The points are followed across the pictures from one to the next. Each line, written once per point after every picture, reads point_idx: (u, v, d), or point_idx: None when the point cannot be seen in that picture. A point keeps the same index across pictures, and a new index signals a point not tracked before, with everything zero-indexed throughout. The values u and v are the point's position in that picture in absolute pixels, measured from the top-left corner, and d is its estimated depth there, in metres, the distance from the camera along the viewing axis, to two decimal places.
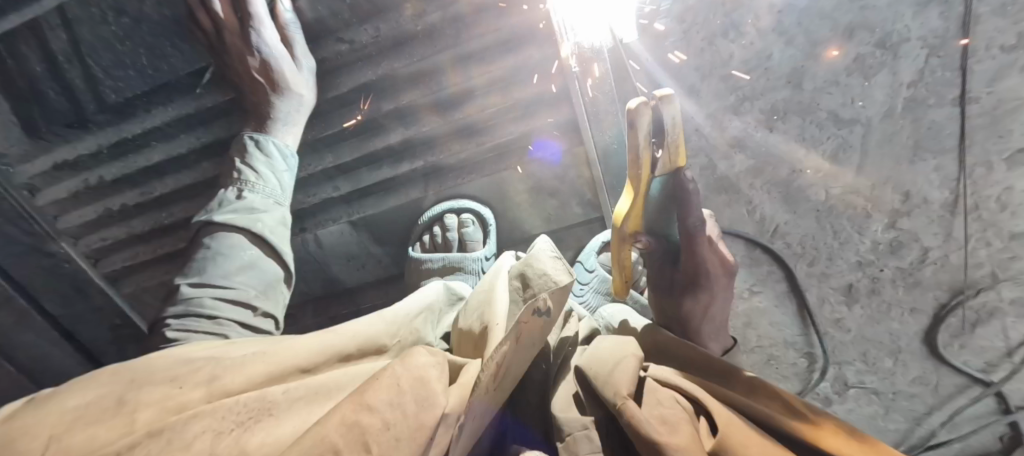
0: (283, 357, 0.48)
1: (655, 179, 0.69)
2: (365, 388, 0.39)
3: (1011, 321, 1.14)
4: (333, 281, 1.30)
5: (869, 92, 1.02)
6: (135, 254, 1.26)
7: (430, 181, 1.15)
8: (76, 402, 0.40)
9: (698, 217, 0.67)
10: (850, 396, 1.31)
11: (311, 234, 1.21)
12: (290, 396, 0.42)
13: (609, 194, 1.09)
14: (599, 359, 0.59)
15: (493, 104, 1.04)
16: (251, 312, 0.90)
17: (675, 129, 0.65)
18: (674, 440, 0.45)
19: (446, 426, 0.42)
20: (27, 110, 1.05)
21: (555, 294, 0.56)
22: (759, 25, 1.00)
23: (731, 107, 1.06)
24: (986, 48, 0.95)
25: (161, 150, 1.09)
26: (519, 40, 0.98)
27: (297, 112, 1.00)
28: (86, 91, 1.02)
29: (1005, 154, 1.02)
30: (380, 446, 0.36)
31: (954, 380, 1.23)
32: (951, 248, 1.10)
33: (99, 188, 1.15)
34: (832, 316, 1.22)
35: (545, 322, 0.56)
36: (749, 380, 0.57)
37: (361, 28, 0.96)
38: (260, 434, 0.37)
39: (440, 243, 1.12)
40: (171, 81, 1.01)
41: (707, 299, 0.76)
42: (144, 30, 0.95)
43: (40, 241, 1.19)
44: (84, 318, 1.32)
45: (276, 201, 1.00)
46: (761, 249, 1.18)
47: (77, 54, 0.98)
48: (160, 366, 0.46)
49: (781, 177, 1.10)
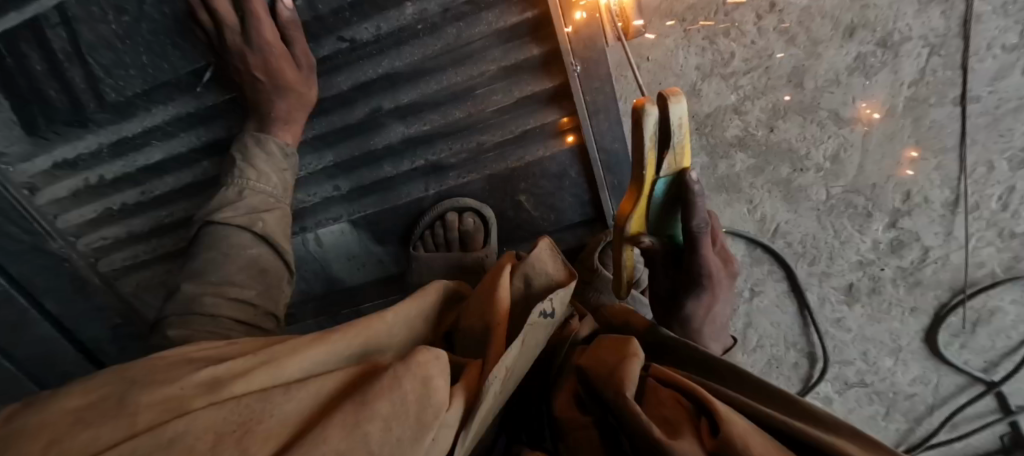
0: (285, 358, 0.48)
1: (660, 180, 0.68)
2: (367, 390, 0.40)
3: (1011, 320, 1.15)
4: (333, 281, 1.29)
5: (869, 91, 1.02)
6: (135, 253, 1.26)
7: (430, 180, 1.15)
8: (78, 405, 0.40)
9: (703, 218, 0.68)
10: (851, 396, 1.30)
11: (312, 234, 1.22)
12: (292, 395, 0.41)
13: (609, 193, 1.10)
14: (600, 358, 0.59)
15: (493, 103, 1.04)
16: (252, 310, 0.91)
17: (681, 129, 0.64)
18: (673, 441, 0.45)
19: (448, 426, 0.43)
20: (24, 109, 1.04)
21: (559, 297, 0.60)
22: (761, 24, 0.99)
23: (731, 106, 1.06)
24: (987, 47, 0.95)
25: (161, 149, 1.10)
26: (519, 39, 0.97)
27: (297, 111, 0.99)
28: (86, 90, 1.00)
29: (1005, 153, 1.02)
30: (383, 447, 0.38)
31: (954, 379, 1.23)
32: (951, 247, 1.11)
33: (99, 187, 1.16)
34: (832, 316, 1.22)
35: (548, 324, 0.58)
36: (749, 380, 0.57)
37: (361, 26, 0.95)
38: (264, 435, 0.37)
39: (440, 243, 1.14)
40: (171, 81, 0.99)
41: (708, 297, 0.77)
42: (144, 30, 0.93)
43: (40, 241, 1.19)
44: (83, 317, 1.31)
45: (277, 200, 0.99)
46: (761, 249, 1.18)
47: (77, 53, 0.96)
48: (161, 367, 0.46)
49: (781, 176, 1.10)
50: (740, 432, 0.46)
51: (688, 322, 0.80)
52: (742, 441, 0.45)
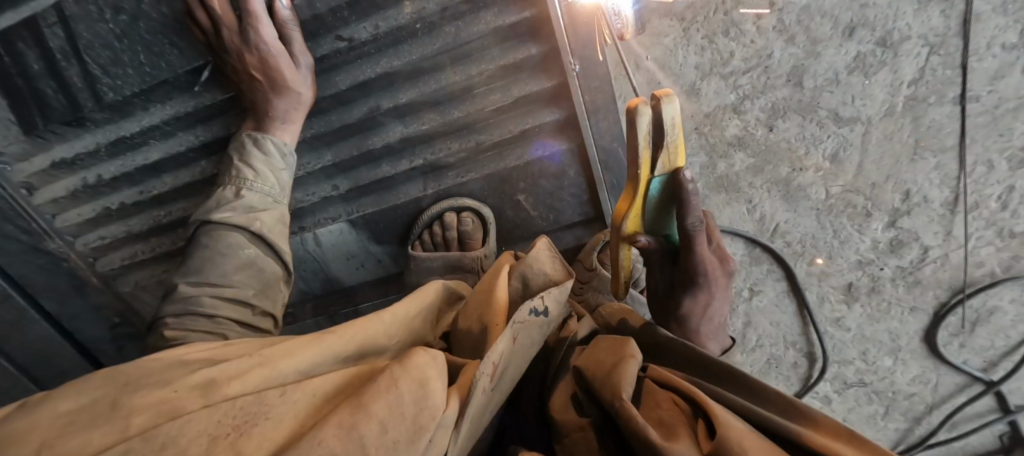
0: (280, 360, 0.48)
1: (655, 179, 0.68)
2: (363, 392, 0.40)
3: (1010, 319, 1.15)
4: (332, 281, 1.29)
5: (869, 91, 1.01)
6: (133, 252, 1.25)
7: (429, 179, 1.14)
8: (71, 408, 0.40)
9: (698, 217, 0.68)
10: (850, 396, 1.30)
11: (310, 233, 1.22)
12: (287, 398, 0.41)
13: (609, 193, 1.10)
14: (597, 360, 0.59)
15: (492, 103, 1.04)
16: (250, 310, 0.91)
17: (674, 128, 0.63)
18: (669, 444, 0.45)
19: (445, 428, 0.43)
20: (21, 108, 1.03)
21: (553, 296, 0.59)
22: (760, 23, 0.99)
23: (731, 105, 1.06)
24: (987, 46, 0.95)
25: (159, 149, 1.10)
26: (519, 38, 0.97)
27: (296, 110, 0.99)
28: (84, 89, 1.00)
29: (1005, 153, 1.02)
30: (378, 449, 0.37)
31: (954, 379, 1.23)
32: (951, 246, 1.10)
33: (97, 187, 1.15)
34: (832, 315, 1.22)
35: (542, 323, 0.57)
36: (747, 382, 0.57)
37: (360, 25, 0.95)
38: (257, 437, 0.37)
39: (440, 242, 1.14)
40: (169, 79, 0.98)
41: (705, 297, 0.76)
42: (142, 28, 0.92)
43: (38, 240, 1.19)
44: (82, 317, 1.31)
45: (275, 200, 0.99)
46: (761, 248, 1.18)
47: (75, 52, 0.95)
48: (154, 369, 0.46)
49: (781, 176, 1.10)
50: (737, 435, 0.46)
51: (685, 322, 0.80)
52: (738, 445, 0.45)
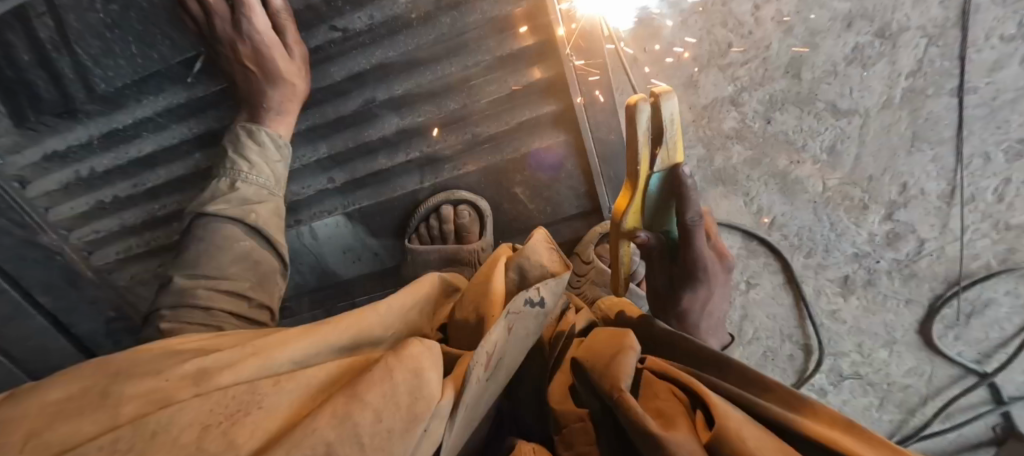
0: (274, 350, 0.48)
1: (654, 175, 0.69)
2: (356, 383, 0.40)
3: (1005, 311, 1.15)
4: (329, 274, 1.28)
5: (868, 82, 1.01)
6: (128, 246, 1.24)
7: (427, 171, 1.14)
8: (59, 397, 0.39)
9: (697, 213, 0.67)
10: (845, 388, 1.28)
11: (305, 227, 1.21)
12: (281, 388, 0.41)
13: (608, 186, 1.10)
14: (597, 351, 0.59)
15: (488, 94, 1.04)
16: (247, 302, 0.89)
17: (673, 124, 0.66)
18: (669, 433, 0.45)
19: (440, 417, 0.43)
20: (12, 100, 1.01)
21: (549, 286, 0.57)
22: (760, 14, 0.98)
23: (729, 97, 1.06)
24: (985, 38, 0.96)
25: (151, 141, 1.09)
26: (517, 28, 0.97)
27: (290, 102, 0.98)
28: (75, 80, 0.98)
29: (1003, 144, 1.02)
30: (372, 439, 0.37)
31: (949, 370, 1.21)
32: (948, 239, 1.11)
33: (90, 180, 1.14)
34: (828, 307, 1.21)
35: (537, 313, 0.56)
36: (749, 376, 0.57)
37: (355, 15, 0.94)
38: (250, 426, 0.37)
39: (436, 234, 1.14)
40: (162, 70, 0.98)
41: (704, 291, 0.75)
42: (133, 18, 0.91)
43: (32, 233, 1.17)
44: (76, 312, 1.29)
45: (271, 191, 0.98)
46: (758, 241, 1.18)
47: (64, 42, 0.93)
48: (146, 358, 0.45)
49: (779, 168, 1.10)
50: (736, 425, 0.46)
51: (685, 317, 0.79)
52: (735, 434, 0.45)
